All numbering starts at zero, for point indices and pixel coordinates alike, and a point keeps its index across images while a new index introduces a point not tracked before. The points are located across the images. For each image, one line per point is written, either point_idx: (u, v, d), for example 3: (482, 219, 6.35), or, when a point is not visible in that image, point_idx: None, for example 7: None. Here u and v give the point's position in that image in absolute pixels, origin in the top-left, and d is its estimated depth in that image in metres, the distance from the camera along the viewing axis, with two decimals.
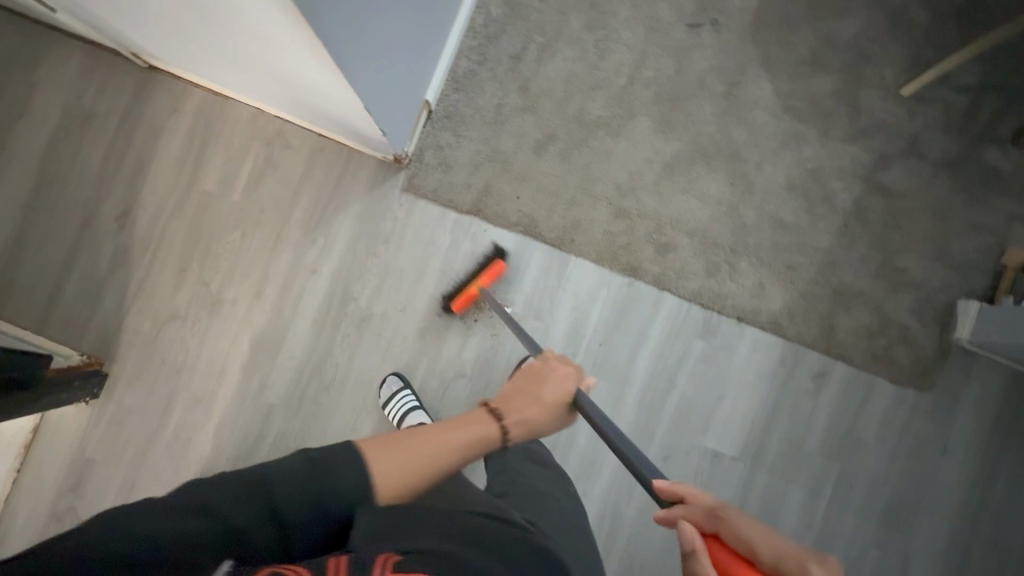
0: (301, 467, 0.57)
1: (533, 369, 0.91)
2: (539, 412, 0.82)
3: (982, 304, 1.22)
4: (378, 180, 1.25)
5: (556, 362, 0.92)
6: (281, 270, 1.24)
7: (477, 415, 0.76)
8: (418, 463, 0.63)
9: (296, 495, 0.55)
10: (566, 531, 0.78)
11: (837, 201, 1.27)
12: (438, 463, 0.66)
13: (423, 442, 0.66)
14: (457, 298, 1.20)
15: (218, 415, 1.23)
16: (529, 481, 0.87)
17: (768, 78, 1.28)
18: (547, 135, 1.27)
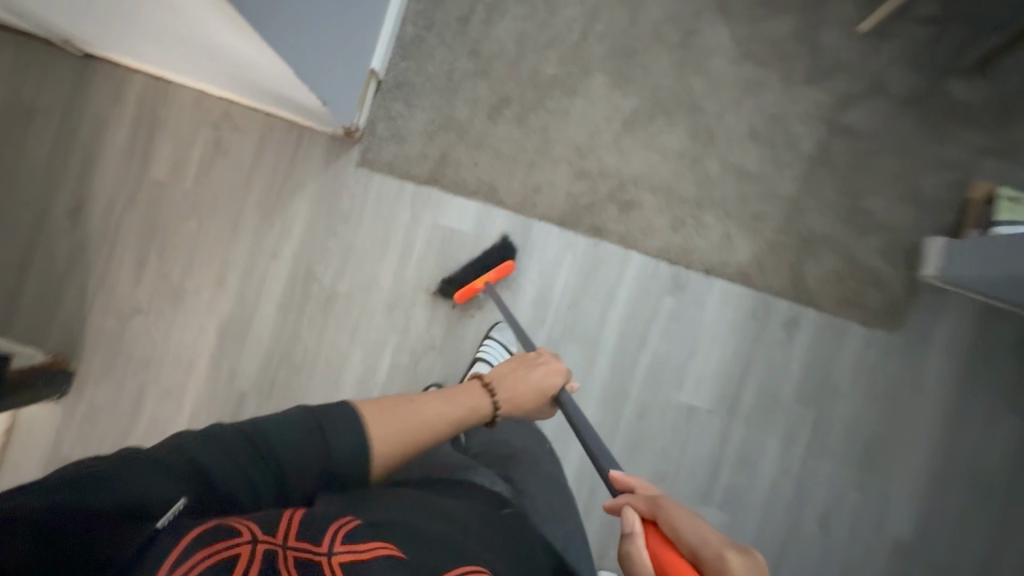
0: (291, 425, 0.64)
1: (526, 357, 0.97)
2: (525, 401, 0.90)
3: (947, 239, 1.19)
4: (332, 156, 1.23)
5: (550, 358, 0.98)
6: (242, 255, 1.23)
7: (470, 390, 0.85)
8: (404, 435, 0.72)
9: (290, 463, 0.62)
10: (545, 492, 0.85)
11: (801, 146, 1.24)
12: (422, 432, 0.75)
13: (412, 411, 0.75)
14: (461, 290, 1.19)
15: (191, 405, 1.23)
16: (507, 441, 0.92)
17: (724, 24, 1.25)
18: (500, 99, 1.24)
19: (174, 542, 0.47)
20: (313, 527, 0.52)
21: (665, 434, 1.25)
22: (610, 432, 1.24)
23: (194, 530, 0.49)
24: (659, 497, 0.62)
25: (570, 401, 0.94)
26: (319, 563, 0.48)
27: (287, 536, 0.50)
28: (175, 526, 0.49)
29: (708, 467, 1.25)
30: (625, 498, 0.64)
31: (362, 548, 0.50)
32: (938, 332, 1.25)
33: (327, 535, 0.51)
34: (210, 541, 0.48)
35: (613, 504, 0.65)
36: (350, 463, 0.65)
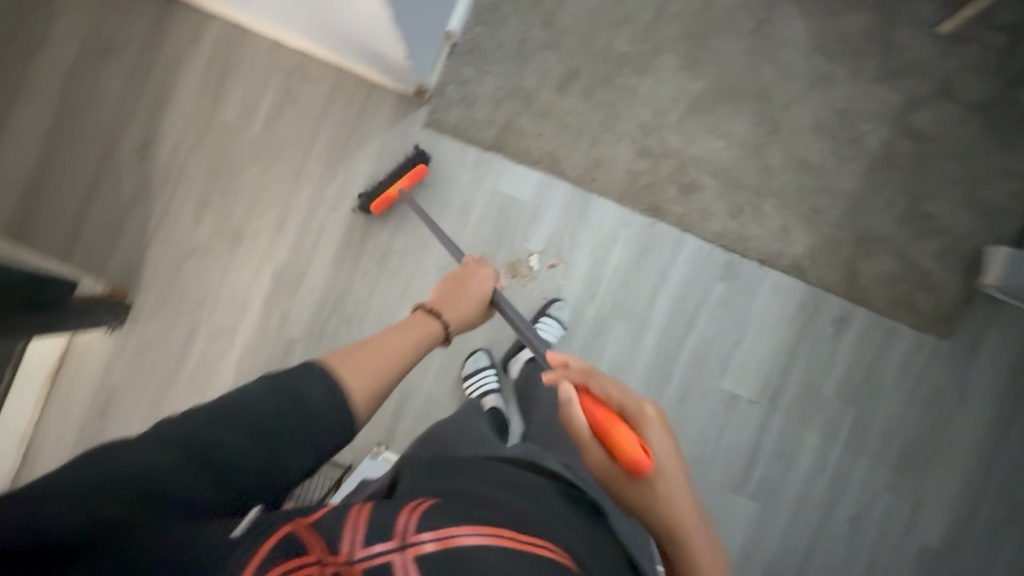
0: (296, 390, 0.58)
1: (455, 273, 0.92)
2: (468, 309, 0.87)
3: (1011, 249, 1.18)
4: (399, 115, 1.24)
5: (476, 264, 0.94)
6: (302, 204, 1.24)
7: (419, 320, 0.80)
8: (378, 370, 0.66)
9: (269, 435, 0.55)
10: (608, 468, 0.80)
11: (865, 143, 1.24)
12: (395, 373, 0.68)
13: (374, 352, 0.68)
14: (377, 199, 1.18)
15: (240, 347, 1.25)
16: None
17: (799, 15, 1.24)
18: (570, 71, 1.24)
19: (247, 565, 0.43)
20: (377, 524, 0.49)
21: (705, 419, 1.25)
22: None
23: (265, 550, 0.45)
24: (588, 370, 0.72)
25: (505, 300, 0.93)
26: (398, 560, 0.47)
27: (352, 547, 0.47)
28: (248, 539, 0.46)
29: (745, 457, 1.25)
30: (560, 371, 0.72)
31: (442, 529, 0.49)
32: (987, 340, 1.24)
33: (399, 526, 0.49)
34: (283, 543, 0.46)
35: (548, 375, 0.72)
36: (332, 405, 0.59)
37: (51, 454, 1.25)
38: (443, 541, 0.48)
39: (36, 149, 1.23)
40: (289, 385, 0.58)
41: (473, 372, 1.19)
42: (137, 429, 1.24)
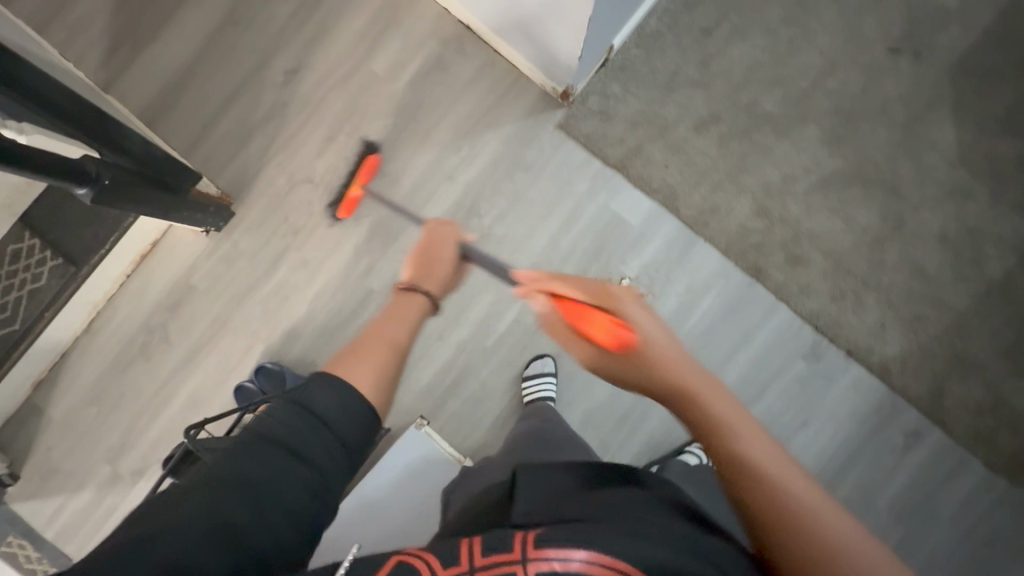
0: (279, 414, 0.57)
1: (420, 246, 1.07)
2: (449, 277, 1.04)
3: None
4: (536, 109, 1.26)
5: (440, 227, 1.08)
6: (419, 167, 1.27)
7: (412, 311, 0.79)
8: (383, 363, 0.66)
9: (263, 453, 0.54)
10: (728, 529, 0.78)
11: (986, 268, 1.21)
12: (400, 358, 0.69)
13: (378, 335, 0.70)
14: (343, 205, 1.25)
15: (319, 283, 1.26)
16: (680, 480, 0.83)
17: (952, 124, 1.23)
18: (712, 114, 1.25)
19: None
20: (493, 538, 0.49)
21: None
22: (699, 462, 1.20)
23: None
24: (552, 278, 0.66)
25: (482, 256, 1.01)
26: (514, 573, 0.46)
27: (469, 559, 0.48)
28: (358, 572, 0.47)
29: None
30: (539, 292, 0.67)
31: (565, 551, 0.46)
32: None
33: (515, 541, 0.48)
34: None
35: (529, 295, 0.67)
36: (348, 406, 0.60)
37: (115, 330, 1.28)
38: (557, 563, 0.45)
39: (194, 47, 1.29)
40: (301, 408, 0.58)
41: (535, 374, 1.20)
42: (201, 331, 1.27)
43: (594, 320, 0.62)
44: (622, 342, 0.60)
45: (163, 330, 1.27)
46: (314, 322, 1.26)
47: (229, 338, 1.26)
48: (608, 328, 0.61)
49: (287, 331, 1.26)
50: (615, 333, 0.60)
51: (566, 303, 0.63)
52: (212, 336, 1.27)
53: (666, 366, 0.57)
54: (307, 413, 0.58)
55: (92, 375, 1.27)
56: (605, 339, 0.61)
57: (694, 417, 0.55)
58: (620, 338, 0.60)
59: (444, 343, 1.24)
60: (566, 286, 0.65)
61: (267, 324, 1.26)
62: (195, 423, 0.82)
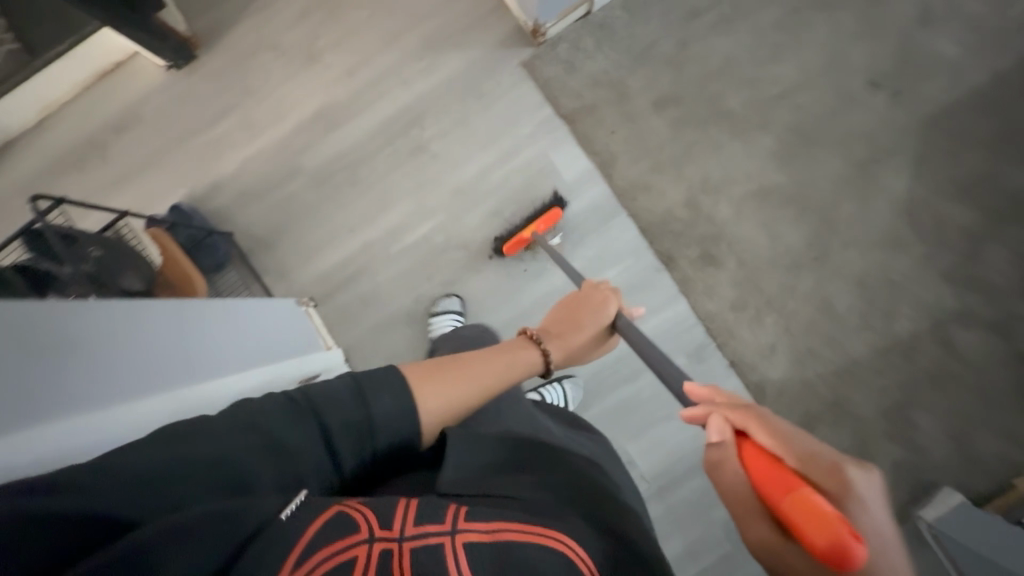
0: (382, 377, 0.54)
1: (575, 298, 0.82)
2: (579, 338, 0.77)
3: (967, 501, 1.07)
4: (508, 42, 1.26)
5: (597, 291, 0.83)
6: (381, 65, 1.28)
7: (520, 346, 0.71)
8: (456, 393, 0.59)
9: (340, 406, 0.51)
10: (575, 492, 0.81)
11: (894, 324, 1.18)
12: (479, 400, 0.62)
13: (462, 365, 0.63)
14: (510, 241, 1.17)
15: (256, 147, 1.29)
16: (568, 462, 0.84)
17: (907, 173, 1.19)
18: (674, 95, 1.23)
19: (290, 547, 0.38)
20: (428, 505, 0.44)
21: None
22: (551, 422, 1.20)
23: (315, 528, 0.40)
24: (754, 410, 0.46)
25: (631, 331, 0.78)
26: (442, 545, 0.41)
27: (402, 524, 0.42)
28: (297, 518, 0.41)
29: None
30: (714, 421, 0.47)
31: (493, 522, 0.43)
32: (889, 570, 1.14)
33: (448, 513, 0.43)
34: (328, 529, 0.40)
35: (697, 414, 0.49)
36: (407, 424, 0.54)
37: (59, 134, 1.33)
38: (485, 534, 0.42)
39: None
40: (338, 388, 0.52)
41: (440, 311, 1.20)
42: (135, 158, 1.31)
43: (798, 501, 0.37)
44: (845, 562, 0.35)
45: (101, 147, 1.32)
46: (239, 181, 1.29)
47: (158, 172, 1.30)
48: (813, 518, 0.36)
49: (212, 181, 1.30)
50: (847, 552, 0.34)
51: (764, 466, 0.42)
52: (143, 166, 1.31)
53: None
54: (385, 385, 0.54)
55: (27, 169, 1.33)
56: (816, 543, 0.36)
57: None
58: (847, 554, 0.35)
59: (352, 237, 1.27)
60: (770, 445, 0.43)
61: (197, 171, 1.30)
62: (59, 198, 0.83)
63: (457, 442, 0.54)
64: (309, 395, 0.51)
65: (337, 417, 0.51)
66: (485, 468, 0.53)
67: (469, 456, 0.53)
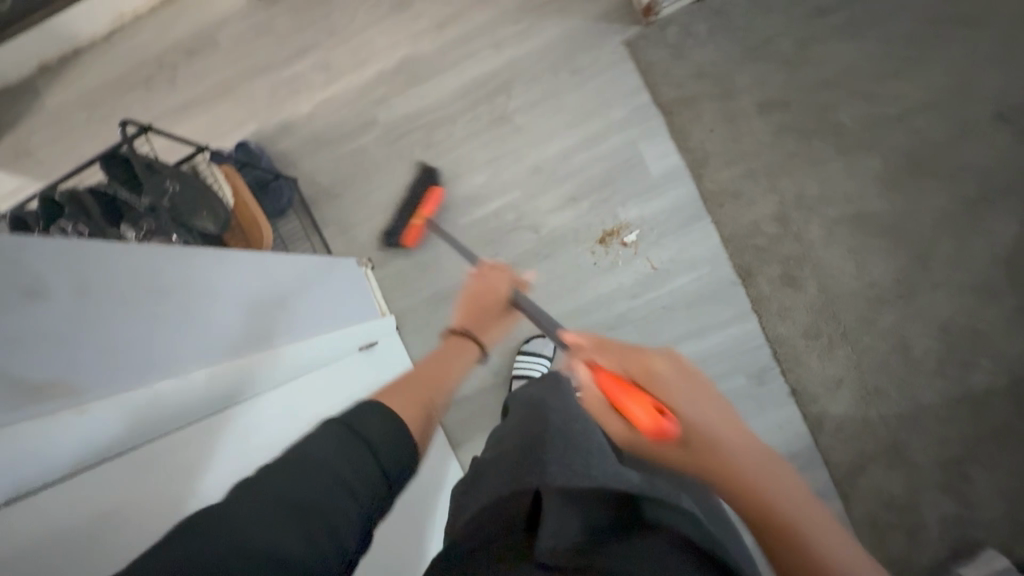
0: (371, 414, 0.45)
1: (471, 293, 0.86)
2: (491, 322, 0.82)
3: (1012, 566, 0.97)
4: (612, 18, 1.19)
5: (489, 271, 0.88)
6: (474, 22, 1.21)
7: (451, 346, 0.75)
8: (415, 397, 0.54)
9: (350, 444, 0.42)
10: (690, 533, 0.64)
11: (972, 375, 1.10)
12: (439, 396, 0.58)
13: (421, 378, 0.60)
14: (406, 236, 1.16)
15: (331, 92, 1.23)
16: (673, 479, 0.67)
17: (1020, 220, 1.10)
18: (781, 99, 1.15)
19: None
20: None
21: None
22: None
23: None
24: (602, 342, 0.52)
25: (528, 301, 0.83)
26: None
27: None
28: None
29: None
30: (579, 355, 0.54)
31: None
32: None
33: None
34: None
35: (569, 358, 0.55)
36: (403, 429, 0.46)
37: (129, 48, 1.28)
38: None
39: None
40: (326, 429, 0.42)
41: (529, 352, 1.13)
42: (205, 85, 1.26)
43: (637, 403, 0.45)
44: (667, 435, 0.44)
45: (171, 68, 1.26)
46: (310, 125, 1.24)
47: (227, 103, 1.25)
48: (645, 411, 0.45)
49: (281, 121, 1.24)
50: (660, 423, 0.44)
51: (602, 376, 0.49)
52: (212, 94, 1.25)
53: (728, 474, 0.43)
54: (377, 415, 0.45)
55: (93, 80, 1.28)
56: (645, 425, 0.44)
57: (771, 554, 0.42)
58: (665, 429, 0.44)
59: (418, 201, 1.21)
60: (609, 361, 0.50)
61: (267, 108, 1.24)
62: (149, 125, 0.80)
63: (553, 512, 0.45)
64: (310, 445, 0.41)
65: (336, 453, 0.40)
66: (587, 539, 0.43)
67: (561, 525, 0.44)
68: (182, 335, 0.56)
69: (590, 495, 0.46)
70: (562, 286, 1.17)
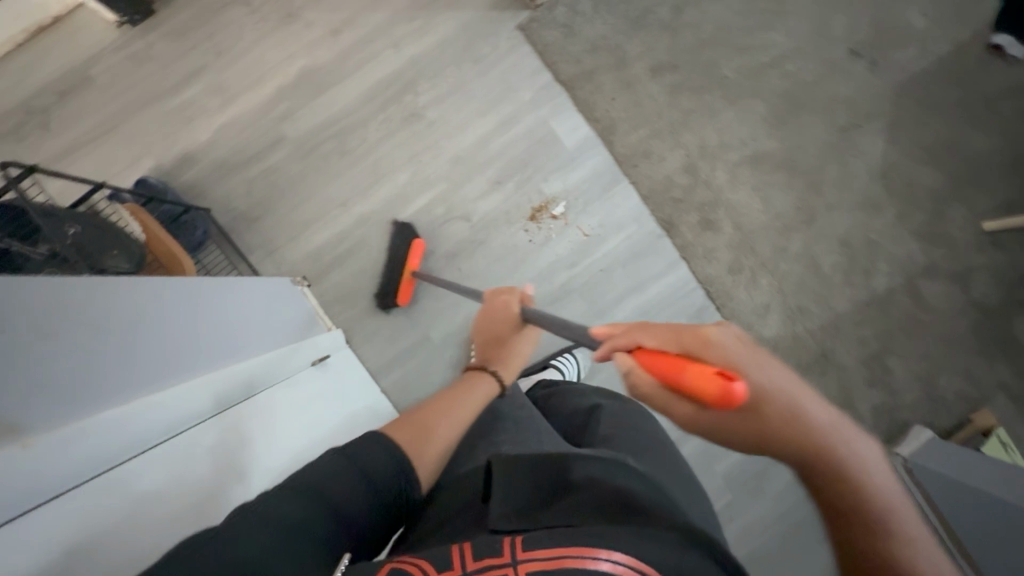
0: (372, 461, 0.48)
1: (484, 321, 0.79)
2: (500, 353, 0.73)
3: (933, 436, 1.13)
4: (503, 4, 1.23)
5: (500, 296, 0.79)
6: (368, 25, 1.21)
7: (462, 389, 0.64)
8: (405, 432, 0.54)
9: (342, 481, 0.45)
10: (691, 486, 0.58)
11: (873, 279, 1.25)
12: (460, 431, 0.59)
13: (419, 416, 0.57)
14: (400, 292, 1.14)
15: (232, 113, 1.18)
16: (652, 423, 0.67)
17: (882, 138, 1.27)
18: (670, 61, 1.24)
19: None
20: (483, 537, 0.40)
21: None
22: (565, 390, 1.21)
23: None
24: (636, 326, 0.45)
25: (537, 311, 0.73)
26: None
27: (462, 562, 0.38)
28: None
29: None
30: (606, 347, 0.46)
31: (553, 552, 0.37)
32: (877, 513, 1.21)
33: (505, 545, 0.39)
34: None
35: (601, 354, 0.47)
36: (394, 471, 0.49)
37: None
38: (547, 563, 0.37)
39: None
40: (333, 459, 0.47)
41: None
42: (86, 126, 1.16)
43: (691, 371, 0.37)
44: (736, 402, 0.36)
45: (42, 112, 1.16)
46: (215, 151, 1.18)
47: (116, 141, 1.16)
48: (710, 378, 0.36)
49: (181, 152, 1.18)
50: (729, 385, 0.36)
51: (654, 356, 0.41)
52: (96, 134, 1.16)
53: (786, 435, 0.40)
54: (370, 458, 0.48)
55: None
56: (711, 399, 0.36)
57: (849, 545, 0.41)
58: (735, 396, 0.36)
59: (345, 211, 1.19)
60: (657, 343, 0.42)
61: (163, 140, 1.17)
62: (32, 165, 0.72)
63: (499, 482, 0.46)
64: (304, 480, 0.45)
65: (341, 490, 0.45)
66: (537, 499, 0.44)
67: (511, 491, 0.45)
68: (132, 369, 0.55)
69: (542, 457, 0.48)
70: (505, 267, 1.19)
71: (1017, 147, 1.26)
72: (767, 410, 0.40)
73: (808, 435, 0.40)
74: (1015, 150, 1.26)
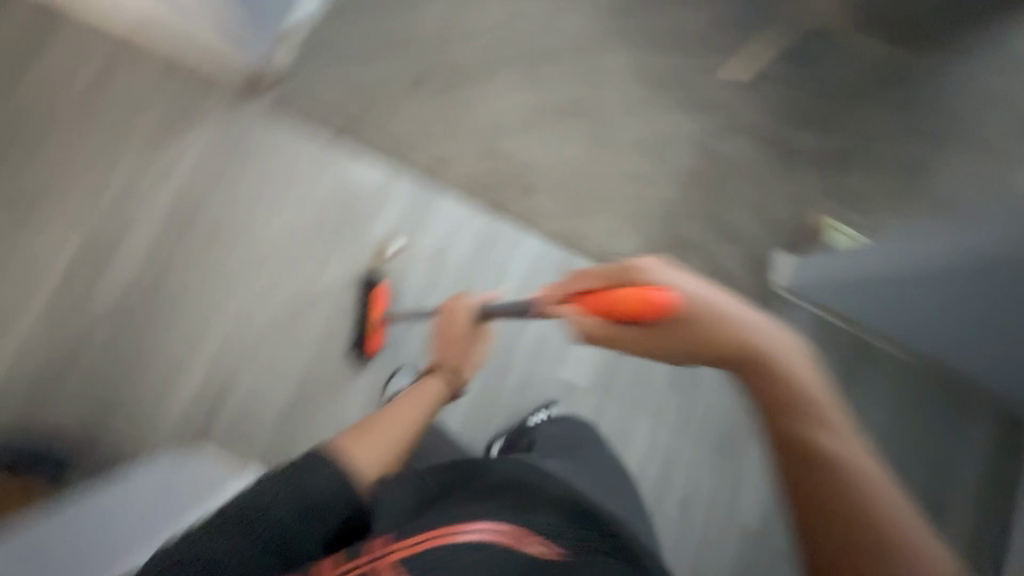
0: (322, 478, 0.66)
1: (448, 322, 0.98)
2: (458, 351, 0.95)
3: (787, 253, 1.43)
4: (243, 95, 1.24)
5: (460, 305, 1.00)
6: (122, 175, 1.16)
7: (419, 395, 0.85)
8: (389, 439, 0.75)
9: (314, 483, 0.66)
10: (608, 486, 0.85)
11: (675, 163, 1.44)
12: (412, 429, 0.78)
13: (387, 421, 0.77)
14: (371, 341, 1.18)
15: (22, 327, 1.08)
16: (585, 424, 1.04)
17: (623, 52, 1.46)
18: (419, 77, 1.34)
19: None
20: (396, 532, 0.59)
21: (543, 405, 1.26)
22: (493, 391, 1.24)
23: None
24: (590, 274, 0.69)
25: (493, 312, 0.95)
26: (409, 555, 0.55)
27: (371, 549, 0.58)
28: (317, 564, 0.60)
29: None
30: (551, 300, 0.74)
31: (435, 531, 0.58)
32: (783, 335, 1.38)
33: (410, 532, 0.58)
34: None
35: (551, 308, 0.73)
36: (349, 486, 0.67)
37: None
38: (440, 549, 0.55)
39: None
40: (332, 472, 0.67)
41: (396, 389, 1.15)
42: None
43: (627, 295, 0.62)
44: (664, 305, 0.62)
45: None
46: (24, 372, 1.07)
47: None
48: (633, 292, 0.62)
49: None
50: (652, 295, 0.61)
51: (602, 295, 0.65)
52: None
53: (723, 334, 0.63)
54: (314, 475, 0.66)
55: None
56: (645, 307, 0.62)
57: (773, 417, 0.64)
58: (660, 301, 0.61)
59: (196, 353, 1.14)
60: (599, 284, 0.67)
61: None
62: None
63: (399, 490, 0.67)
64: (293, 478, 0.65)
65: (320, 483, 0.66)
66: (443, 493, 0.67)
67: (397, 501, 0.65)
68: None
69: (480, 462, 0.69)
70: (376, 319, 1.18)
71: (711, 16, 1.52)
72: (698, 323, 0.63)
73: (738, 340, 0.63)
74: (710, 19, 1.53)
